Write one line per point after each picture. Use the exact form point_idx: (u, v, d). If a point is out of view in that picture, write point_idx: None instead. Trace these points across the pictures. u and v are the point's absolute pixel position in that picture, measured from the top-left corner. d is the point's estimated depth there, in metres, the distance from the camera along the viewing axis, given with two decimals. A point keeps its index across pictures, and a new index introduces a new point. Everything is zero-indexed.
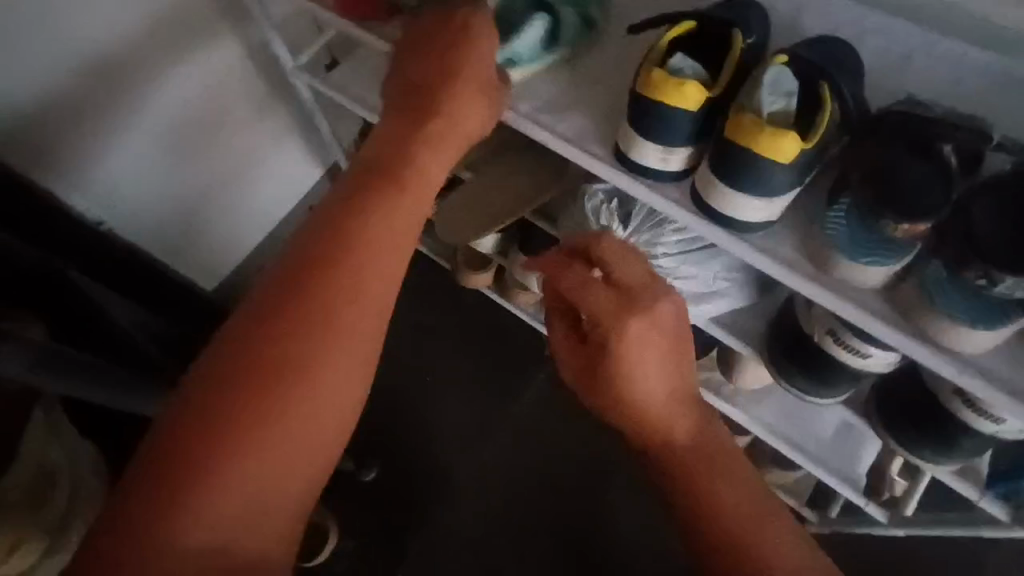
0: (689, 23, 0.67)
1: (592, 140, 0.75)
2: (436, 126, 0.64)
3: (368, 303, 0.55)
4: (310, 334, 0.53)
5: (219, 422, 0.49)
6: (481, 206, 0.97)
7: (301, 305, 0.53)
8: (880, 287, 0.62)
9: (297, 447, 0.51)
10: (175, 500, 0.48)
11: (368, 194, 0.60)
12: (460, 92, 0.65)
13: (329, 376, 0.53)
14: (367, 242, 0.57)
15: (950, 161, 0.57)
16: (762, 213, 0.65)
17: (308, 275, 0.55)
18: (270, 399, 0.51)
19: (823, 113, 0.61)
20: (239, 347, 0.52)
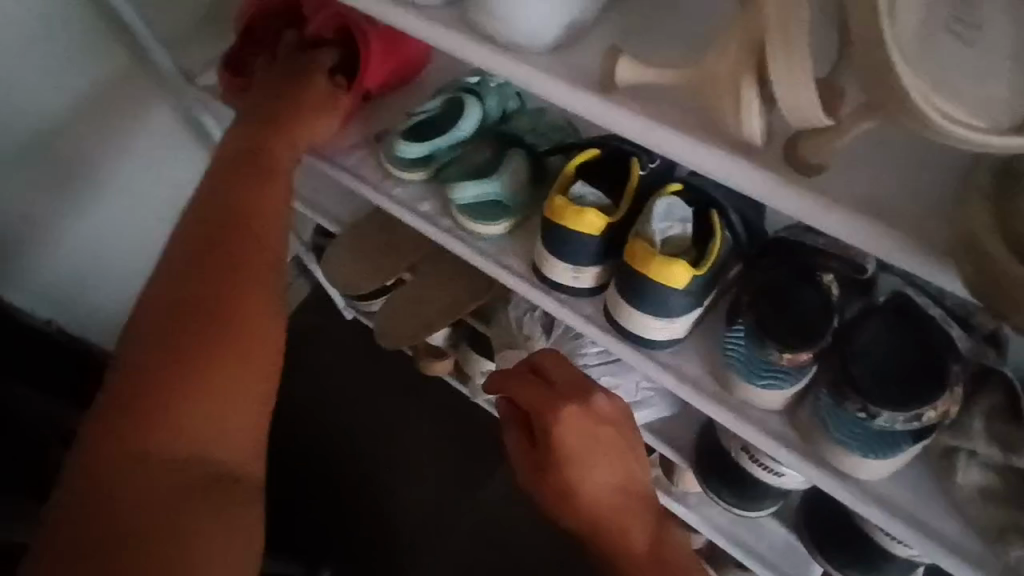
0: (592, 151, 0.71)
1: (510, 254, 0.78)
2: (281, 123, 0.71)
3: (263, 282, 0.59)
4: (227, 281, 0.57)
5: (155, 371, 0.52)
6: (420, 310, 0.99)
7: (213, 260, 0.58)
8: (782, 408, 0.62)
9: (244, 371, 0.55)
10: (136, 449, 0.50)
11: (242, 174, 0.65)
12: (306, 102, 0.74)
13: (251, 301, 0.57)
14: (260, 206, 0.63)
15: (831, 289, 0.60)
16: (664, 332, 0.67)
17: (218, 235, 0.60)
18: (207, 335, 0.54)
19: (713, 243, 0.64)
20: (156, 306, 0.55)
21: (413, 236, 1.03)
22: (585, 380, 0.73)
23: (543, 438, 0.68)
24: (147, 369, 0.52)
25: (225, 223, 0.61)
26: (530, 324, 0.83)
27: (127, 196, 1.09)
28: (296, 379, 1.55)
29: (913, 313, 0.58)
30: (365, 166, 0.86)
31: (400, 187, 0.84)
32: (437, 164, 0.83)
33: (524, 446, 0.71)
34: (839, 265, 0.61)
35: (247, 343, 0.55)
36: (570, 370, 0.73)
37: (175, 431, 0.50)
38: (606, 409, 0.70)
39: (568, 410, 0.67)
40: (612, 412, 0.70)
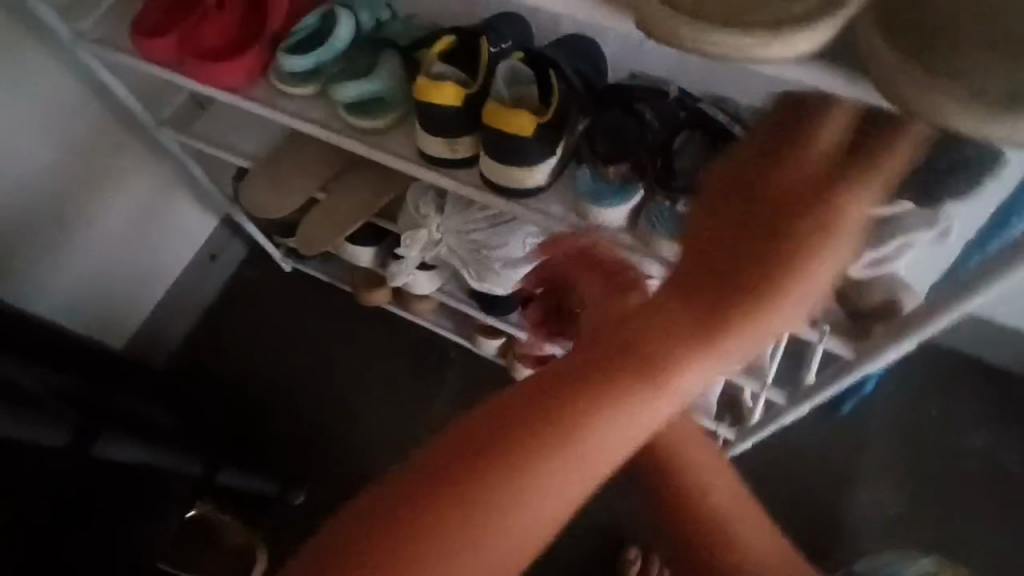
0: (450, 38, 0.82)
1: (398, 142, 0.89)
2: (511, 488, 0.44)
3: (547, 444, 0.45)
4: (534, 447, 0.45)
5: (467, 456, 0.44)
6: (336, 217, 1.09)
7: (500, 457, 0.44)
8: (626, 223, 0.76)
9: (511, 531, 0.44)
10: (512, 470, 0.44)
11: (516, 451, 0.44)
12: (534, 459, 0.45)
13: (555, 443, 0.45)
14: (533, 451, 0.45)
15: (646, 115, 0.75)
16: (528, 181, 0.79)
17: (543, 401, 0.46)
18: (506, 466, 0.44)
19: (554, 94, 0.76)
20: (498, 432, 0.45)
21: (321, 155, 1.14)
22: None
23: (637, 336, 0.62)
24: (511, 420, 0.45)
25: (531, 412, 0.46)
26: (426, 205, 0.94)
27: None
28: (246, 331, 1.66)
29: (712, 123, 0.72)
30: (257, 88, 0.95)
31: (287, 101, 0.92)
32: (322, 75, 0.92)
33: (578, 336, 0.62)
34: (650, 97, 0.76)
35: (523, 463, 0.44)
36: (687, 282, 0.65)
37: (485, 513, 0.43)
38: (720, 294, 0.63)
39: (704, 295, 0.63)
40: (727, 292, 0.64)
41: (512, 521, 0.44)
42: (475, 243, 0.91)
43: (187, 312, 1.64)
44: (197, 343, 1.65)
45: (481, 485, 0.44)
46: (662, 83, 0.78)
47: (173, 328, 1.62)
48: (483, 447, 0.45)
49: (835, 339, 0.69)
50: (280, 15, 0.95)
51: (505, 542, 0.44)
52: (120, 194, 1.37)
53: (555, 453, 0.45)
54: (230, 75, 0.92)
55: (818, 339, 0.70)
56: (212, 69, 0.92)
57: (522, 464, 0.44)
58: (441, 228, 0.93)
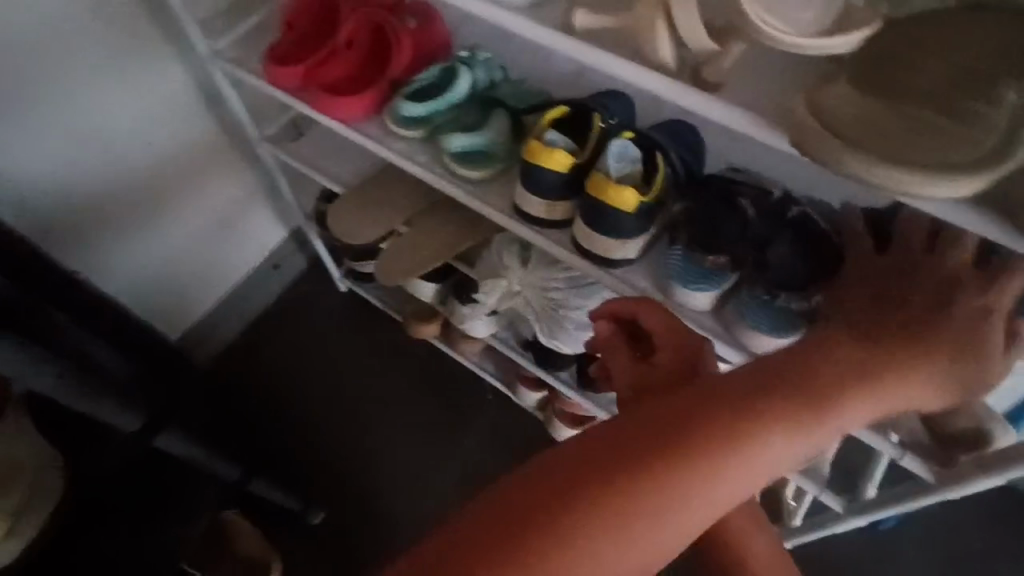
0: (563, 108, 0.87)
1: (493, 194, 0.93)
2: (666, 492, 0.42)
3: (707, 457, 0.44)
4: (697, 457, 0.44)
5: (629, 447, 0.43)
6: (413, 252, 1.14)
7: (662, 457, 0.43)
8: (711, 308, 0.79)
9: (655, 535, 0.42)
10: (671, 471, 0.43)
11: (675, 459, 0.43)
12: (691, 470, 0.43)
13: (715, 457, 0.44)
14: (694, 461, 0.43)
15: (748, 211, 0.76)
16: (618, 252, 0.82)
17: (705, 411, 0.45)
18: (672, 468, 0.43)
19: (658, 175, 0.79)
20: (653, 429, 0.44)
21: (408, 191, 1.19)
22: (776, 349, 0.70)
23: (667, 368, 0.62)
24: (673, 422, 0.45)
25: (689, 415, 0.45)
26: (508, 256, 0.97)
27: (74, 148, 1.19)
28: (294, 342, 1.69)
29: (812, 229, 0.73)
30: (369, 124, 1.01)
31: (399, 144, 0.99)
32: (433, 122, 0.98)
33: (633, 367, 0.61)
34: (751, 193, 0.77)
35: (681, 471, 0.43)
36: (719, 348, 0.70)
37: (633, 511, 0.42)
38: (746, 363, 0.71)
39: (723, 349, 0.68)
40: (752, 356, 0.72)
41: (656, 528, 0.42)
42: (551, 300, 0.94)
43: (240, 316, 1.68)
44: (243, 347, 1.69)
45: (637, 480, 0.42)
46: (765, 179, 0.80)
47: (226, 329, 1.67)
48: (643, 441, 0.44)
49: (916, 459, 0.67)
50: (403, 62, 1.01)
51: (643, 548, 0.42)
52: (203, 199, 1.44)
53: (714, 471, 0.44)
54: (348, 109, 0.99)
55: (898, 455, 0.68)
56: (331, 101, 0.99)
57: (635, 489, 0.42)
58: (521, 281, 0.96)
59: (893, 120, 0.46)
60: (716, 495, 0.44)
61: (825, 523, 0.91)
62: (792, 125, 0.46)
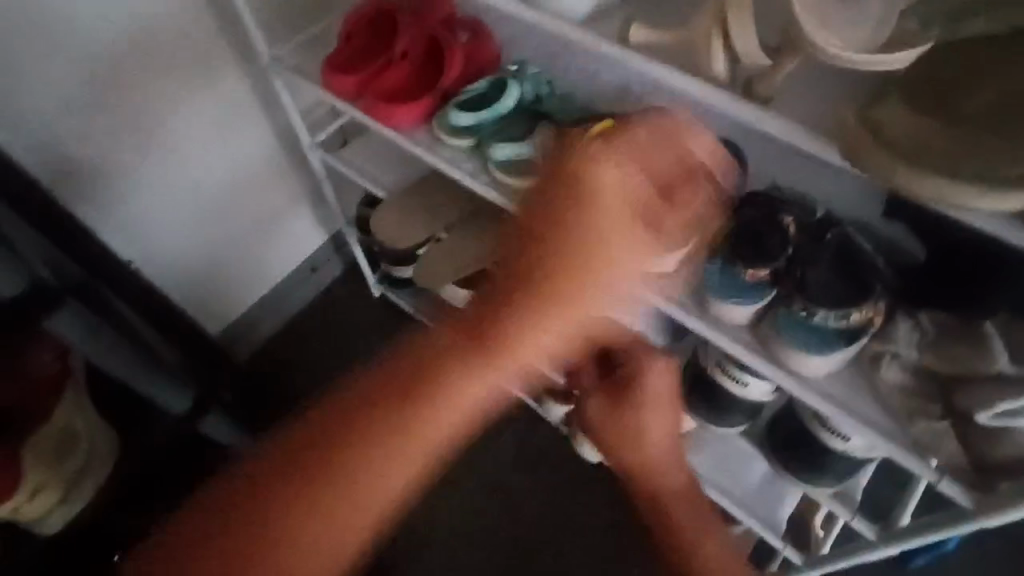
0: (608, 121, 0.89)
1: (536, 204, 0.96)
2: (355, 488, 0.66)
3: (366, 441, 0.67)
4: (377, 444, 0.67)
5: (307, 456, 0.66)
6: (452, 259, 1.17)
7: (322, 464, 0.66)
8: (747, 323, 0.79)
9: (346, 525, 0.66)
10: (337, 465, 0.66)
11: (344, 450, 0.66)
12: (369, 454, 0.67)
13: (383, 435, 0.67)
14: (362, 450, 0.67)
15: (789, 228, 0.76)
16: (657, 264, 0.84)
17: (396, 400, 0.68)
18: (332, 468, 0.66)
19: (701, 191, 0.81)
20: (334, 438, 0.67)
21: (450, 199, 1.22)
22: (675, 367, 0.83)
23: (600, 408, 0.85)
24: (335, 429, 0.67)
25: (390, 396, 0.69)
26: None
27: (132, 135, 1.22)
28: (327, 343, 1.73)
29: (853, 250, 0.74)
30: (420, 131, 1.05)
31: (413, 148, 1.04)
32: (480, 131, 1.01)
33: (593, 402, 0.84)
34: (795, 211, 0.78)
35: (353, 460, 0.66)
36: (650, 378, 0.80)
37: (331, 506, 0.65)
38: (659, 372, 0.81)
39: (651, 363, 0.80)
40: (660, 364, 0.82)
41: (347, 514, 0.66)
42: None
43: (277, 314, 1.73)
44: (278, 346, 1.73)
45: (305, 484, 0.66)
46: (809, 199, 0.81)
47: (262, 327, 1.71)
48: (313, 455, 0.66)
49: (955, 483, 0.67)
50: (454, 72, 1.04)
51: (351, 519, 0.66)
52: (247, 200, 1.49)
53: (377, 458, 0.67)
54: (401, 116, 1.03)
55: (936, 480, 0.68)
56: (386, 108, 1.03)
57: (309, 489, 0.65)
58: None
59: (941, 135, 0.47)
60: (406, 462, 0.67)
61: (856, 550, 0.90)
62: (844, 136, 0.48)
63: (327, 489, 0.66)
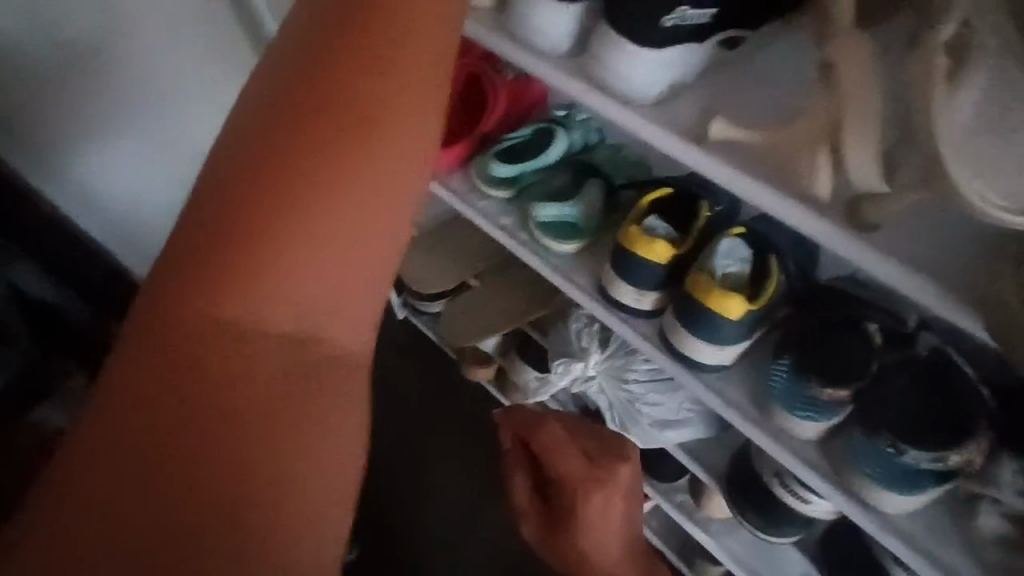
0: (666, 189, 0.80)
1: (578, 271, 0.87)
2: (294, 262, 0.38)
3: (316, 188, 0.38)
4: (316, 165, 0.38)
5: (197, 282, 0.37)
6: (483, 313, 1.11)
7: (237, 253, 0.37)
8: (816, 439, 0.69)
9: (333, 302, 0.39)
10: (267, 250, 0.38)
11: (263, 208, 0.38)
12: (323, 204, 0.38)
13: (335, 166, 0.38)
14: (309, 204, 0.38)
15: (874, 337, 0.68)
16: (714, 357, 0.74)
17: (299, 116, 0.39)
18: (270, 246, 0.37)
19: (770, 281, 0.71)
20: (229, 203, 0.38)
21: (482, 243, 1.14)
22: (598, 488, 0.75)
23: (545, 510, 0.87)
24: (234, 204, 0.38)
25: (284, 113, 0.39)
26: (587, 337, 0.90)
27: (135, 159, 1.08)
28: None
29: (949, 369, 0.64)
30: (456, 177, 0.97)
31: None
32: (522, 183, 0.93)
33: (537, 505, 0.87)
34: (880, 318, 0.69)
35: (294, 219, 0.38)
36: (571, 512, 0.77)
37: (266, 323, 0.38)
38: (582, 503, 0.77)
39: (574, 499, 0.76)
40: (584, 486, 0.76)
41: (328, 315, 0.39)
42: (629, 392, 0.88)
43: None
44: None
45: (204, 335, 0.36)
46: (896, 302, 0.71)
47: None
48: (197, 260, 0.37)
49: None
50: (496, 114, 0.97)
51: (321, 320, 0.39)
52: None
53: (342, 177, 0.38)
54: (436, 160, 0.95)
55: None
56: None
57: (242, 306, 0.37)
58: (597, 366, 0.89)
59: None
60: (394, 179, 0.40)
61: None
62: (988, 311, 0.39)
63: (262, 291, 0.38)
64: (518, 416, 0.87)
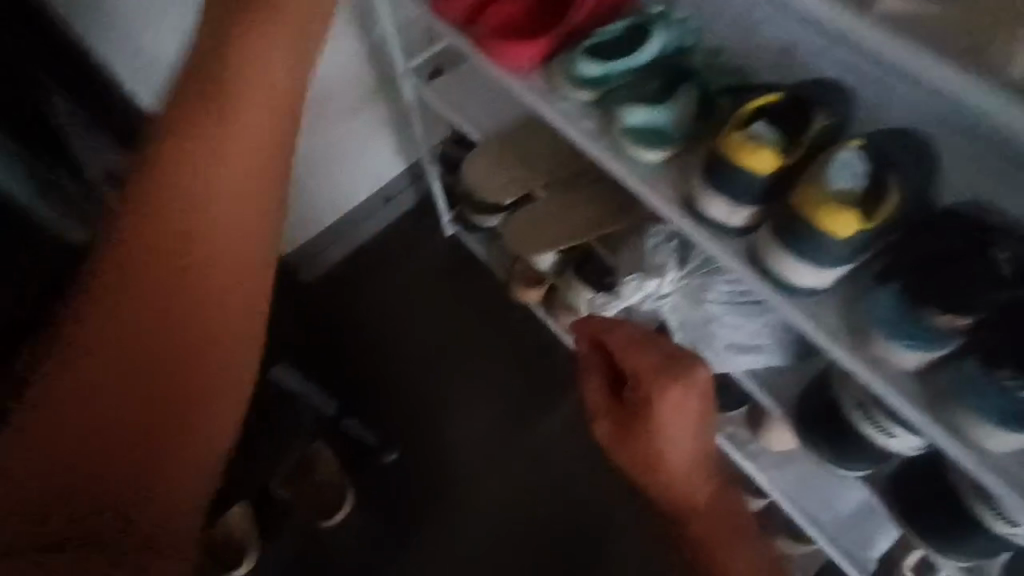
0: (775, 96, 0.73)
1: (664, 182, 0.81)
2: (164, 256, 0.53)
3: (216, 210, 0.56)
4: (202, 188, 0.55)
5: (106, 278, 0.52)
6: (549, 224, 1.06)
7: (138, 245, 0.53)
8: (915, 370, 0.65)
9: (238, 298, 0.56)
10: (162, 250, 0.53)
11: (156, 225, 0.54)
12: (219, 217, 0.56)
13: (225, 199, 0.56)
14: (209, 216, 0.56)
15: (1001, 267, 0.62)
16: (812, 279, 0.70)
17: (167, 156, 0.56)
18: (160, 256, 0.53)
19: (888, 200, 0.66)
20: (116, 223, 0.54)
21: (554, 155, 1.10)
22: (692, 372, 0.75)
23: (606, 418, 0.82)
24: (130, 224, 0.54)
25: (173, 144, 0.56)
26: (664, 253, 0.86)
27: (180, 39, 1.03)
28: (393, 279, 1.66)
29: None
30: (535, 76, 0.90)
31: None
32: (608, 85, 0.86)
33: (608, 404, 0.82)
34: (1011, 245, 0.63)
35: (191, 223, 0.55)
36: (660, 404, 0.74)
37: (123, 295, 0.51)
38: (688, 387, 0.74)
39: (668, 390, 0.74)
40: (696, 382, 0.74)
41: (204, 294, 0.54)
42: (705, 314, 0.84)
43: (346, 244, 1.67)
44: (340, 278, 1.67)
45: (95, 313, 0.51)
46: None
47: (330, 254, 1.66)
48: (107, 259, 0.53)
49: None
50: (586, 8, 0.89)
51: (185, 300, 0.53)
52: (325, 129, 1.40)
53: (245, 214, 0.58)
54: (517, 55, 0.89)
55: None
56: (501, 44, 0.89)
57: (112, 289, 0.51)
58: (673, 284, 0.86)
59: None
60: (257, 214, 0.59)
61: None
62: None
63: (139, 279, 0.52)
64: (586, 323, 0.85)
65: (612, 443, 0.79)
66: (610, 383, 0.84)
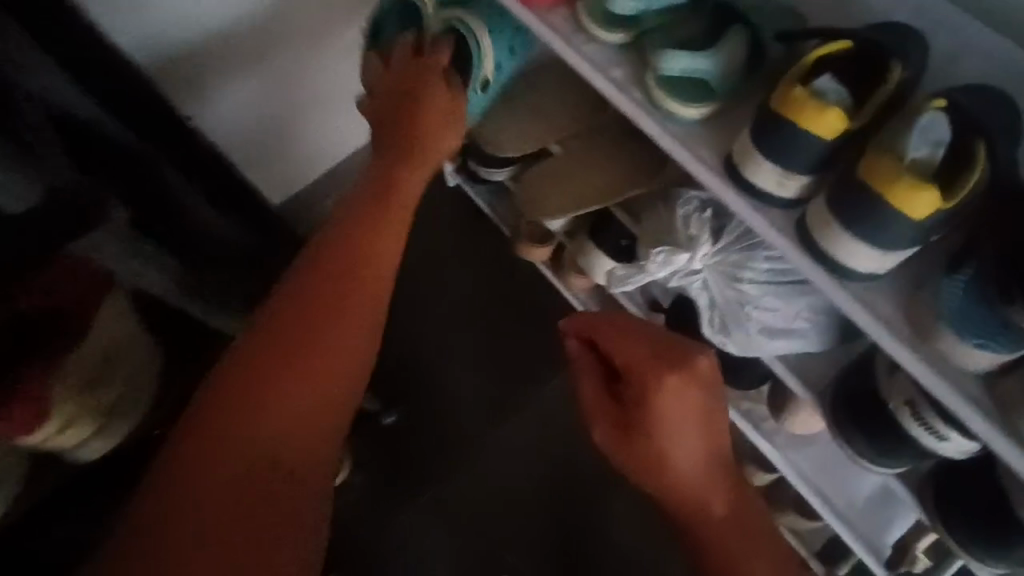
0: (844, 43, 0.62)
1: (703, 143, 0.71)
2: (318, 329, 0.76)
3: (345, 309, 0.78)
4: (340, 294, 0.78)
5: (269, 355, 0.74)
6: (564, 182, 0.97)
7: (297, 326, 0.76)
8: (984, 372, 0.58)
9: (331, 374, 0.75)
10: (313, 327, 0.76)
11: (315, 307, 0.77)
12: (353, 305, 0.78)
13: (353, 298, 0.78)
14: (342, 311, 0.78)
15: None
16: (873, 263, 0.61)
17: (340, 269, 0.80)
18: (307, 333, 0.76)
19: (973, 174, 0.56)
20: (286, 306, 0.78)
21: (573, 105, 0.99)
22: (686, 360, 0.74)
23: (604, 418, 0.78)
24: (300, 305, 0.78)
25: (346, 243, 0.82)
26: (696, 224, 0.77)
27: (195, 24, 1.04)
28: None
29: None
30: (557, 13, 0.78)
31: (490, 45, 0.91)
32: (642, 26, 0.74)
33: (606, 404, 0.78)
34: None
35: (342, 302, 0.78)
36: (665, 397, 0.72)
37: (289, 362, 0.74)
38: (689, 374, 0.73)
39: (666, 379, 0.72)
40: (698, 374, 0.73)
41: (324, 362, 0.75)
42: (739, 295, 0.76)
43: None
44: None
45: (268, 359, 0.74)
46: None
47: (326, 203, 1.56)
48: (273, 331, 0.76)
49: None
50: None
51: (313, 358, 0.75)
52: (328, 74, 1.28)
53: (347, 319, 0.77)
54: None
55: None
56: None
57: (274, 358, 0.74)
58: (705, 260, 0.77)
59: None
60: (359, 318, 0.78)
61: None
62: None
63: (295, 351, 0.75)
64: (576, 320, 0.81)
65: (616, 445, 0.76)
66: (607, 380, 0.80)
